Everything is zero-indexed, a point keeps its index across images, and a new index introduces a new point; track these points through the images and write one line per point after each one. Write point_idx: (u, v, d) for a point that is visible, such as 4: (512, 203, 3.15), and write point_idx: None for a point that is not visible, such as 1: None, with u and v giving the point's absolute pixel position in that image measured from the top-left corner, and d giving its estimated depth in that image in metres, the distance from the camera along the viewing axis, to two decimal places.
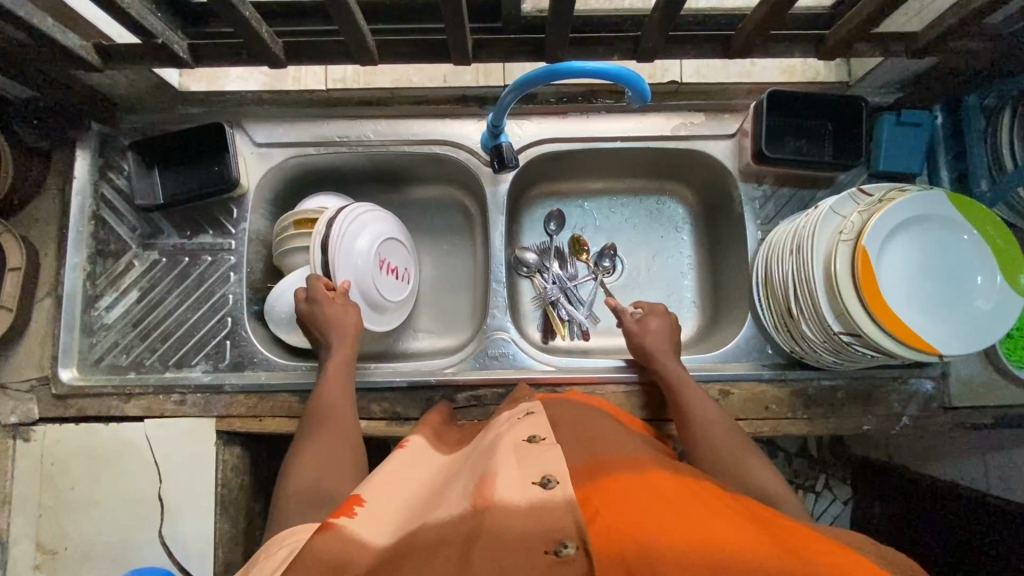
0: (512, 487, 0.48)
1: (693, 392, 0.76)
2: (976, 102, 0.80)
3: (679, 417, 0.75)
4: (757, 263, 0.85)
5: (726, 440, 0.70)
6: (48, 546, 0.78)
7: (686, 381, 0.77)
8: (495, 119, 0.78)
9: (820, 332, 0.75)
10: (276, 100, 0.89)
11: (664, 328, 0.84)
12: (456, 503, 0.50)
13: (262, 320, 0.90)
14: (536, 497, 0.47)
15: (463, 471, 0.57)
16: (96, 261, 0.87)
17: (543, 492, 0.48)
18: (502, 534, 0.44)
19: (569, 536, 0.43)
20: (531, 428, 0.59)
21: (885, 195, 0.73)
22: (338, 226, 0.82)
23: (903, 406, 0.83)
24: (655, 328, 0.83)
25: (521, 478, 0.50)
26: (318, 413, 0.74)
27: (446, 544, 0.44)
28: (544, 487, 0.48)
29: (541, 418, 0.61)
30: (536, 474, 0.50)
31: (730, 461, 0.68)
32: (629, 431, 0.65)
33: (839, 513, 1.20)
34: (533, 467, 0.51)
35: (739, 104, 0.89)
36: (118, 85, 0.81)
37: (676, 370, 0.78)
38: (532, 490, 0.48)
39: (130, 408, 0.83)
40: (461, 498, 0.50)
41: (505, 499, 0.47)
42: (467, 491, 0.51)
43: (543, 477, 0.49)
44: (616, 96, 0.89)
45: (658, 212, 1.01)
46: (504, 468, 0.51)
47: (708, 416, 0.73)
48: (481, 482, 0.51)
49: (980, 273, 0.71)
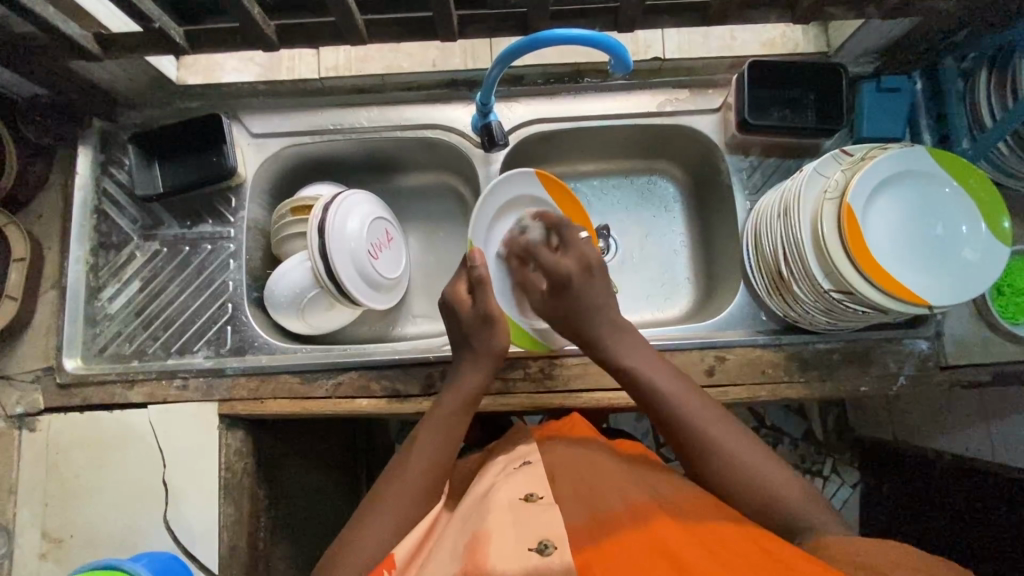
0: (507, 554, 0.49)
1: (661, 380, 0.67)
2: (953, 65, 0.82)
3: (650, 409, 0.67)
4: (747, 231, 0.86)
5: (713, 435, 0.63)
6: (54, 535, 0.79)
7: (652, 368, 0.68)
8: (484, 97, 0.80)
9: (811, 292, 0.76)
10: (269, 91, 0.91)
11: (600, 297, 0.73)
12: (450, 565, 0.51)
13: (263, 306, 0.91)
14: (532, 565, 0.48)
15: (460, 526, 0.58)
16: (99, 254, 0.89)
17: (539, 560, 0.49)
18: None
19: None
20: (526, 483, 0.60)
21: (867, 154, 0.75)
22: (334, 209, 0.85)
23: (900, 366, 0.84)
24: (574, 312, 0.72)
25: (518, 543, 0.50)
26: (405, 456, 0.68)
27: None
28: (541, 555, 0.49)
29: (536, 469, 0.62)
30: (532, 539, 0.51)
31: (711, 443, 0.62)
32: (627, 470, 0.64)
33: (849, 497, 1.20)
34: (529, 530, 0.52)
35: (721, 79, 0.91)
36: (118, 79, 0.84)
37: (634, 358, 0.69)
38: (529, 557, 0.49)
39: (133, 395, 0.84)
40: (453, 560, 0.51)
41: (500, 569, 0.48)
42: (459, 553, 0.52)
43: (540, 543, 0.50)
44: (602, 75, 0.91)
45: (649, 191, 1.04)
46: (498, 529, 0.52)
47: (671, 394, 0.65)
48: (475, 542, 0.52)
49: (964, 223, 0.72)
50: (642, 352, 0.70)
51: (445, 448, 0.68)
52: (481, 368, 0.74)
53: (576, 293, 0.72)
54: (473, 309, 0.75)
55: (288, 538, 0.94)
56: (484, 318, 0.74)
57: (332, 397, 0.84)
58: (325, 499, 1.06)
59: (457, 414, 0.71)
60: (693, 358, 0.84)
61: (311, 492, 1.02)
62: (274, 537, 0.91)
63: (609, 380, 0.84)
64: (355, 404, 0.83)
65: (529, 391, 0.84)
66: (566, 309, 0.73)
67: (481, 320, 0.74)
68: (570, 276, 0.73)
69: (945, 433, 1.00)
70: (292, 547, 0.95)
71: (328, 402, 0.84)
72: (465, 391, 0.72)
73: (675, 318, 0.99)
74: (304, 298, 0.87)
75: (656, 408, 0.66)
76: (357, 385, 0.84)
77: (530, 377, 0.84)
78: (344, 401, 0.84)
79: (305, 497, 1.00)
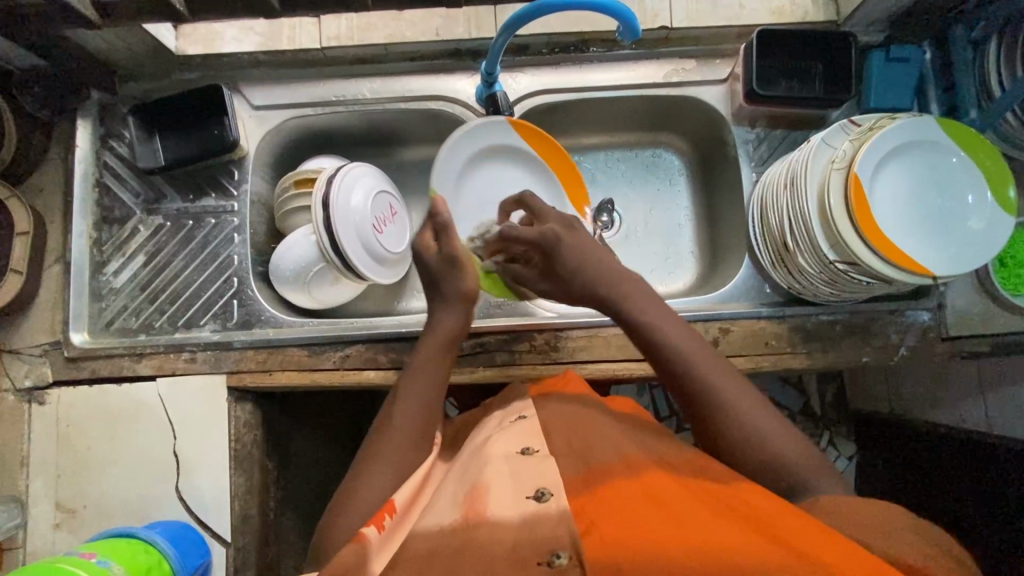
0: (505, 501, 0.51)
1: (667, 326, 0.66)
2: (963, 34, 0.81)
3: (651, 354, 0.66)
4: (752, 205, 0.86)
5: (714, 375, 0.63)
6: (68, 505, 0.80)
7: (659, 315, 0.67)
8: (489, 66, 0.79)
9: (816, 263, 0.76)
10: (270, 61, 0.90)
11: (590, 257, 0.71)
12: (450, 512, 0.52)
13: (268, 281, 0.91)
14: (530, 511, 0.49)
15: (456, 476, 0.59)
16: (102, 228, 0.88)
17: (537, 506, 0.50)
18: (493, 549, 0.46)
19: (562, 547, 0.46)
20: (523, 438, 0.60)
21: (875, 124, 0.74)
22: (337, 182, 0.84)
23: (901, 337, 0.84)
24: (571, 270, 0.71)
25: (516, 492, 0.52)
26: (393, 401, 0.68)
27: (439, 552, 0.47)
28: (538, 501, 0.50)
29: (534, 424, 0.63)
30: (531, 488, 0.52)
31: (719, 394, 0.62)
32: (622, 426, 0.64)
33: (845, 469, 1.23)
34: (526, 479, 0.53)
35: (729, 49, 0.90)
36: (117, 49, 0.83)
37: (642, 306, 0.68)
38: (527, 504, 0.50)
39: (142, 368, 0.84)
40: (452, 507, 0.53)
41: (497, 514, 0.49)
42: (459, 499, 0.53)
43: (537, 491, 0.51)
44: (608, 44, 0.90)
45: (653, 164, 1.04)
46: (497, 478, 0.53)
47: (689, 354, 0.64)
48: (475, 491, 0.53)
49: (971, 192, 0.73)
50: (655, 307, 0.68)
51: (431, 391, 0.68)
52: (454, 308, 0.73)
53: (567, 249, 0.72)
54: (437, 255, 0.74)
55: (297, 508, 0.96)
56: (454, 261, 0.74)
57: (340, 369, 0.84)
58: (333, 472, 1.07)
59: (436, 354, 0.71)
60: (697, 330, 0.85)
61: (319, 464, 1.03)
62: (283, 507, 0.92)
63: (614, 350, 0.84)
64: (363, 376, 0.84)
65: (535, 362, 0.84)
66: (560, 267, 0.72)
67: (447, 264, 0.74)
68: (558, 233, 0.73)
69: (942, 404, 1.01)
70: (300, 519, 0.96)
71: (336, 373, 0.84)
72: (444, 331, 0.72)
73: (680, 291, 0.99)
74: (310, 272, 0.87)
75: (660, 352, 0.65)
76: (365, 357, 0.84)
77: (536, 348, 0.84)
78: (351, 372, 0.84)
79: (312, 470, 1.01)
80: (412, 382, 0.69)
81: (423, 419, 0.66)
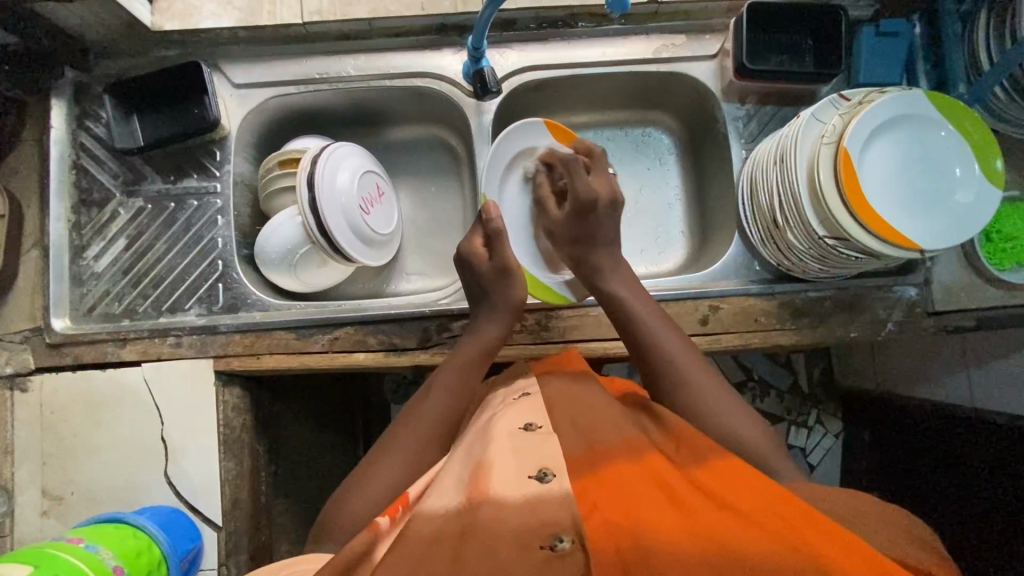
0: (508, 481, 0.50)
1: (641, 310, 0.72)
2: (953, 8, 0.81)
3: (627, 334, 0.72)
4: (742, 180, 0.86)
5: (681, 355, 0.69)
6: (54, 492, 0.79)
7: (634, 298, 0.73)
8: (476, 40, 0.77)
9: (805, 239, 0.76)
10: (250, 38, 0.87)
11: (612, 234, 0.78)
12: (451, 493, 0.51)
13: (253, 264, 0.90)
14: (532, 492, 0.49)
15: (458, 457, 0.58)
16: (81, 212, 0.86)
17: (540, 487, 0.50)
18: (494, 531, 0.46)
19: (565, 532, 0.46)
20: (524, 414, 0.59)
21: (865, 98, 0.74)
22: (321, 163, 0.83)
23: (888, 312, 0.85)
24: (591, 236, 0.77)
25: (517, 472, 0.51)
26: (427, 394, 0.68)
27: (442, 537, 0.47)
28: (540, 482, 0.50)
29: (535, 401, 0.62)
30: (532, 468, 0.52)
31: (686, 377, 0.67)
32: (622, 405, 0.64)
33: (832, 447, 1.25)
34: (528, 458, 0.53)
35: (718, 24, 0.89)
36: (89, 25, 0.80)
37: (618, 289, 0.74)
38: (529, 485, 0.50)
39: (126, 352, 0.83)
40: (454, 487, 0.52)
41: (499, 494, 0.49)
42: (462, 480, 0.53)
43: (540, 471, 0.51)
44: (597, 19, 0.88)
45: (643, 143, 1.03)
46: (498, 458, 0.52)
47: (658, 332, 0.70)
48: (476, 472, 0.52)
49: (959, 165, 0.73)
50: (632, 290, 0.75)
51: (464, 394, 0.69)
52: (498, 317, 0.74)
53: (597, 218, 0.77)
54: (489, 263, 0.75)
55: (289, 492, 0.95)
56: (499, 270, 0.75)
57: (329, 351, 0.84)
58: (323, 456, 1.07)
59: (476, 361, 0.71)
60: (687, 308, 0.85)
61: (310, 449, 1.03)
62: (275, 491, 0.92)
63: (605, 329, 0.84)
64: (352, 358, 0.83)
65: (526, 342, 0.84)
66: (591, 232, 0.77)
67: None
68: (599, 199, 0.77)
69: (927, 380, 1.02)
70: (292, 503, 0.96)
71: (325, 356, 0.83)
72: (487, 340, 0.73)
73: (669, 271, 0.99)
74: (296, 254, 0.85)
75: (633, 332, 0.71)
76: (354, 340, 0.84)
77: (527, 329, 0.84)
78: (341, 355, 0.83)
79: (303, 455, 1.01)
80: (447, 381, 0.69)
81: (450, 419, 0.67)
